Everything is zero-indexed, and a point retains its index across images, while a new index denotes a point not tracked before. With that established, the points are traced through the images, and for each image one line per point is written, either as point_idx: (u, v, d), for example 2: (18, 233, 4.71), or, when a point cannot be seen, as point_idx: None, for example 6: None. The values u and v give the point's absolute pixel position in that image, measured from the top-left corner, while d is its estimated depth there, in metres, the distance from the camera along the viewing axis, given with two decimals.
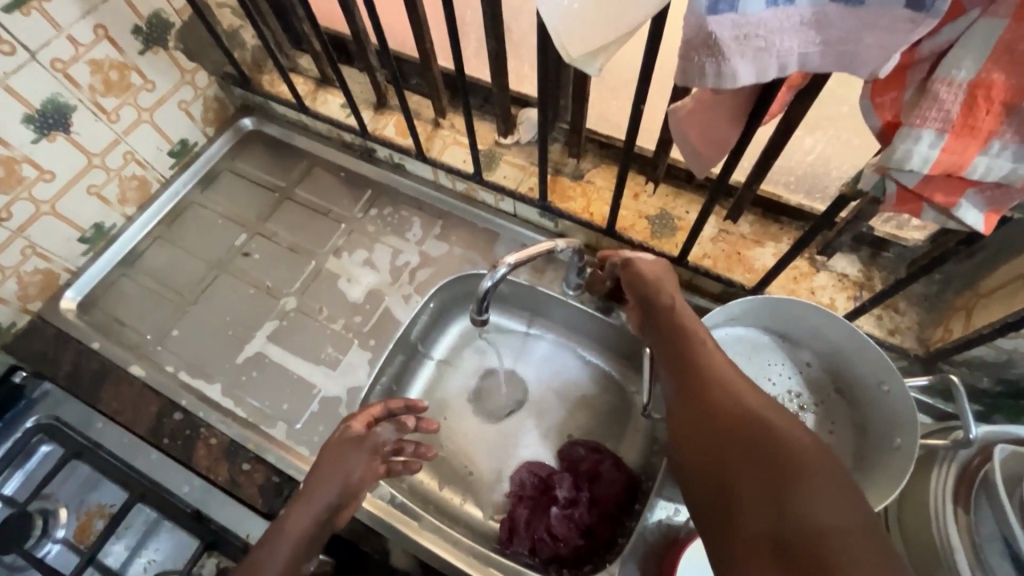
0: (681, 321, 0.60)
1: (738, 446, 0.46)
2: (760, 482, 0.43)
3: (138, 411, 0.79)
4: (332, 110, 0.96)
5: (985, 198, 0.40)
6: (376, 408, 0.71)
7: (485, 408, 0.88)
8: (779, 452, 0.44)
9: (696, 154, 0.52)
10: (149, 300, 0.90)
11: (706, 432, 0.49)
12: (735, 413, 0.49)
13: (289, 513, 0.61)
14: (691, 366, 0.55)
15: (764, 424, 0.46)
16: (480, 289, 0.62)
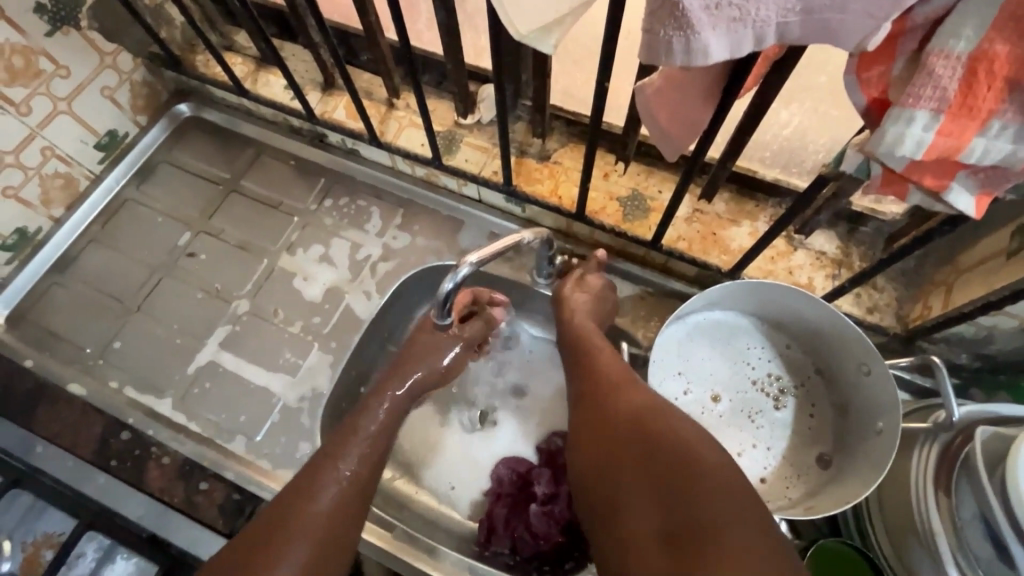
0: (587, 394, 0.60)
1: (627, 464, 0.49)
2: (648, 497, 0.46)
3: (80, 433, 0.73)
4: (276, 92, 0.89)
5: (978, 180, 0.37)
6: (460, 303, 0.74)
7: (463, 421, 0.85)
8: (676, 487, 0.45)
9: (665, 137, 0.48)
10: (86, 310, 0.82)
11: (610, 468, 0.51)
12: (627, 441, 0.51)
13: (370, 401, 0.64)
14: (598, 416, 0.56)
15: (654, 440, 0.49)
16: (441, 292, 0.60)
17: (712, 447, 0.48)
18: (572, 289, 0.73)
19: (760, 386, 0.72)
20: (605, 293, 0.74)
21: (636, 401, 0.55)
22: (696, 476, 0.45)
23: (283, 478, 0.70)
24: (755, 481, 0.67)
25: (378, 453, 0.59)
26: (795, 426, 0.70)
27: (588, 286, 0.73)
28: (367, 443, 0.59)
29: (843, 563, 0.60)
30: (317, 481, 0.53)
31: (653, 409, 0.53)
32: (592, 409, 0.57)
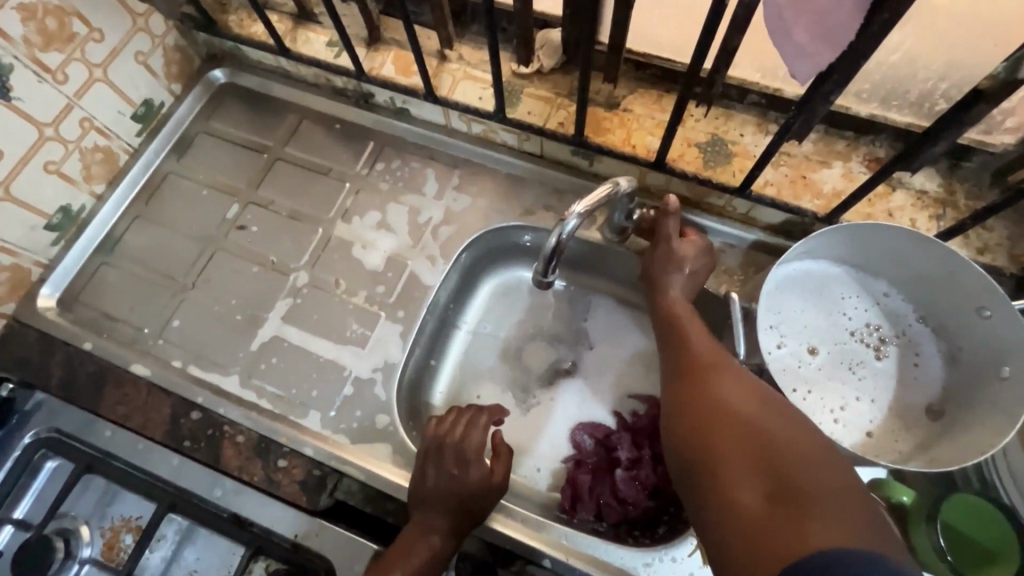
0: (687, 364, 0.58)
1: (722, 436, 0.49)
2: (745, 458, 0.47)
3: (149, 413, 0.71)
4: (318, 51, 0.83)
5: None
6: (475, 434, 0.65)
7: (545, 408, 0.81)
8: (775, 461, 0.45)
9: (799, 54, 0.44)
10: (138, 290, 0.79)
11: (714, 435, 0.50)
12: (729, 413, 0.51)
13: (431, 454, 0.64)
14: (696, 390, 0.55)
15: (752, 416, 0.50)
16: (546, 247, 0.58)
17: (808, 428, 0.49)
18: (664, 268, 0.67)
19: (859, 336, 0.68)
20: (700, 269, 0.67)
21: (739, 384, 0.54)
22: (797, 454, 0.46)
23: (365, 451, 0.68)
24: (862, 434, 0.64)
25: (444, 513, 0.60)
26: (899, 377, 0.66)
27: (680, 260, 0.66)
28: (420, 534, 0.60)
29: (975, 513, 0.55)
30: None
31: (745, 389, 0.53)
32: (688, 380, 0.57)
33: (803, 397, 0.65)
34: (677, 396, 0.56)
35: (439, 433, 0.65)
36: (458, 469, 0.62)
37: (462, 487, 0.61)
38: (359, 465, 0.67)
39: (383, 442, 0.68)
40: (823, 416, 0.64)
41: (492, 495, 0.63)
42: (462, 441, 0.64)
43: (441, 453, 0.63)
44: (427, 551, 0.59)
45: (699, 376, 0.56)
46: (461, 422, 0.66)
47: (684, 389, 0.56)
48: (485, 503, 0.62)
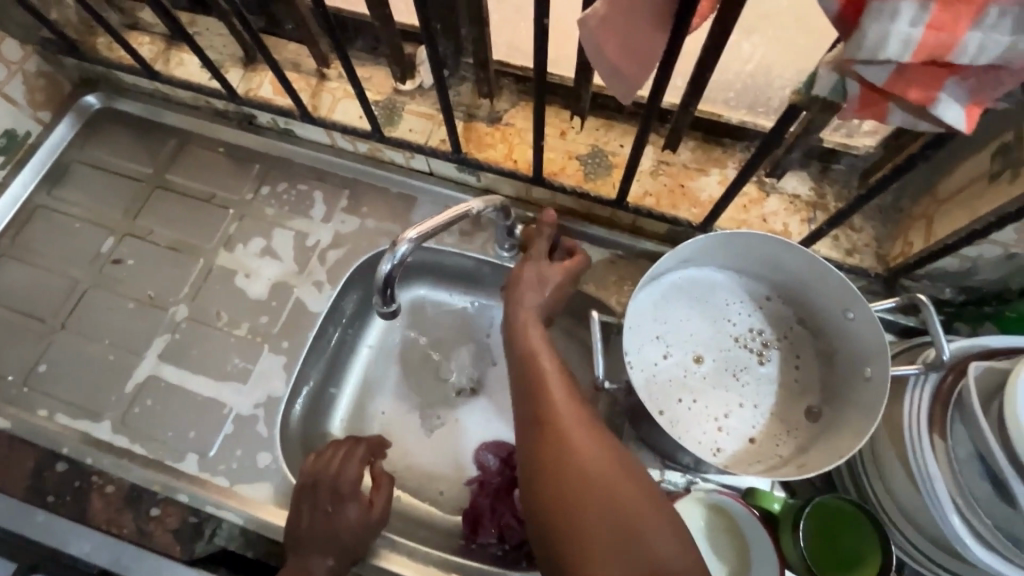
0: (543, 414, 0.52)
1: (571, 500, 0.46)
2: (611, 548, 0.43)
3: (11, 469, 0.66)
4: (192, 72, 0.80)
5: (968, 89, 0.32)
6: (349, 467, 0.63)
7: (448, 430, 0.79)
8: (627, 535, 0.43)
9: (617, 76, 0.43)
10: (2, 335, 0.74)
11: (577, 515, 0.45)
12: (590, 486, 0.46)
13: (305, 489, 0.61)
14: (553, 452, 0.49)
15: (612, 495, 0.45)
16: (381, 273, 0.57)
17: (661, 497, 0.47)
18: (529, 287, 0.63)
19: (742, 341, 0.68)
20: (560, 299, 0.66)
21: (594, 443, 0.49)
22: (655, 537, 0.44)
23: (244, 492, 0.65)
24: (744, 441, 0.64)
25: (320, 552, 0.58)
26: (781, 380, 0.67)
27: (544, 283, 0.64)
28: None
29: (847, 520, 0.55)
30: None
31: (600, 450, 0.48)
32: (544, 436, 0.50)
33: (688, 406, 0.65)
34: (535, 457, 0.50)
35: (313, 463, 0.63)
36: (334, 505, 0.60)
37: (339, 526, 0.59)
38: (237, 508, 0.64)
39: (263, 482, 0.65)
40: (706, 424, 0.64)
41: (372, 530, 0.61)
42: (337, 477, 0.61)
43: (315, 489, 0.61)
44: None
45: (555, 432, 0.50)
46: (338, 459, 0.63)
47: (541, 449, 0.49)
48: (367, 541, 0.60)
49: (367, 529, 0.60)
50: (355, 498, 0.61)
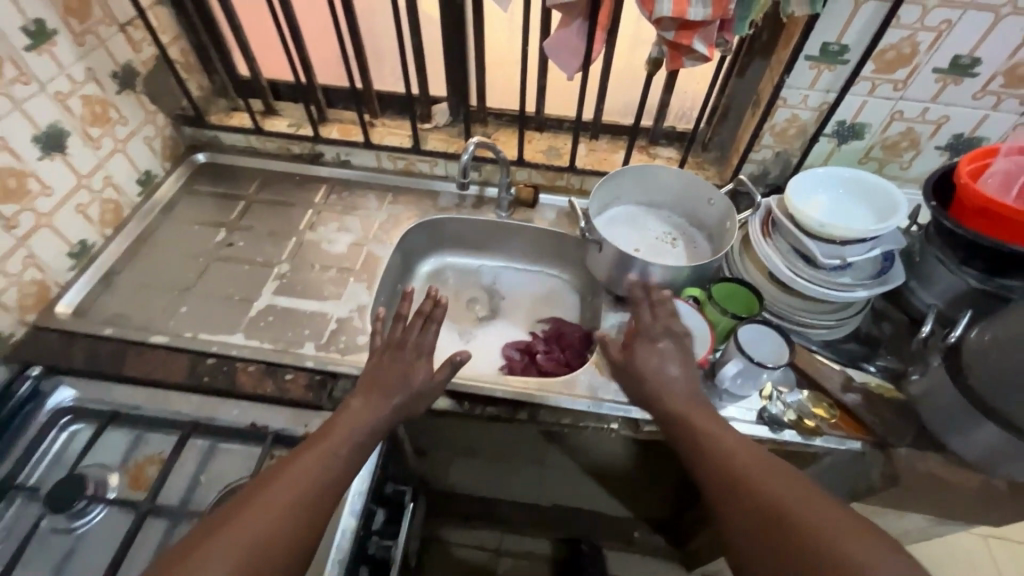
0: (692, 434, 0.73)
1: (726, 483, 0.65)
2: (749, 503, 0.61)
3: (168, 369, 0.87)
4: (281, 129, 1.21)
5: (703, 37, 0.80)
6: (414, 330, 0.84)
7: (479, 338, 1.11)
8: (740, 474, 0.64)
9: (567, 65, 0.91)
10: (145, 295, 0.99)
11: (725, 488, 0.64)
12: (738, 465, 0.65)
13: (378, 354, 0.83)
14: (705, 454, 0.69)
15: (747, 467, 0.64)
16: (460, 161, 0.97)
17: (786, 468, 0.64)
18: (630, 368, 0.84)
19: (659, 237, 1.11)
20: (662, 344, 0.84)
21: (732, 441, 0.69)
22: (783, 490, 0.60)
23: (353, 358, 0.92)
24: None
25: (375, 395, 0.76)
26: (687, 254, 1.08)
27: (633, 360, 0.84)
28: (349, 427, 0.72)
29: (737, 294, 0.94)
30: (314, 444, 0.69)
31: (742, 447, 0.68)
32: (695, 450, 0.71)
33: None
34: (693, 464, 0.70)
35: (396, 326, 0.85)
36: (411, 360, 0.81)
37: (410, 378, 0.80)
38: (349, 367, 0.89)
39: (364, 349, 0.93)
40: None
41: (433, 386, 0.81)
42: (411, 340, 0.83)
43: (391, 348, 0.82)
44: (362, 419, 0.73)
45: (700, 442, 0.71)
46: (417, 322, 0.83)
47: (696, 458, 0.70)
48: (427, 398, 0.81)
49: (431, 383, 0.81)
50: (405, 364, 0.81)
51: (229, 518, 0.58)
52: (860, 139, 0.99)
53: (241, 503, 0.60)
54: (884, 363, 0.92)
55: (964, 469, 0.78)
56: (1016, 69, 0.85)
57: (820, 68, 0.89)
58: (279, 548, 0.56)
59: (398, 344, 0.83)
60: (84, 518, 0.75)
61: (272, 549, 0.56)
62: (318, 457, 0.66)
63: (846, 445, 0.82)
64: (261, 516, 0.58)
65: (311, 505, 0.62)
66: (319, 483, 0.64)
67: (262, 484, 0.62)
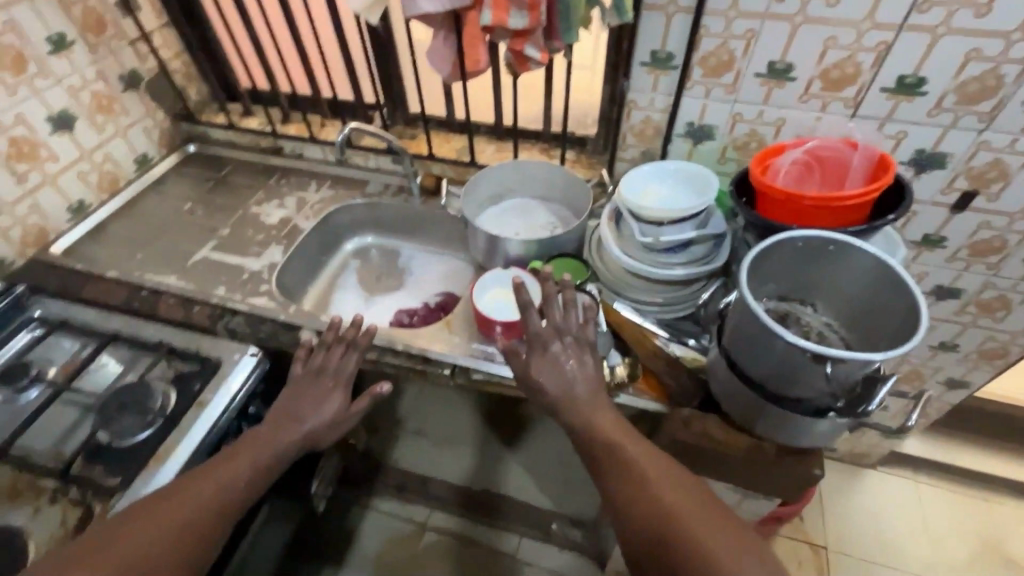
0: (604, 442, 0.74)
1: (637, 495, 0.66)
2: (663, 520, 0.63)
3: (113, 296, 1.12)
4: (253, 126, 1.48)
5: (535, 44, 0.96)
6: (335, 360, 0.94)
7: (377, 304, 1.29)
8: (652, 489, 0.66)
9: (444, 70, 1.10)
10: (118, 244, 1.27)
11: (634, 504, 0.66)
12: (653, 477, 0.68)
13: (298, 381, 0.93)
14: (619, 465, 0.70)
15: (655, 481, 0.67)
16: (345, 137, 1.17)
17: (685, 479, 0.68)
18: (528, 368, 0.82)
19: (540, 225, 1.23)
20: (547, 341, 0.83)
21: (640, 453, 0.72)
22: (690, 510, 0.63)
23: (252, 300, 1.12)
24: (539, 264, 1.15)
25: (289, 422, 0.87)
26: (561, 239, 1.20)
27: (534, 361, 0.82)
28: (271, 442, 0.83)
29: (570, 268, 1.07)
30: (238, 454, 0.80)
31: (652, 459, 0.71)
32: (609, 461, 0.72)
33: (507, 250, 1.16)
34: (604, 474, 0.71)
35: (321, 355, 0.94)
36: (328, 388, 0.92)
37: (327, 407, 0.90)
38: (245, 307, 1.10)
39: (265, 294, 1.14)
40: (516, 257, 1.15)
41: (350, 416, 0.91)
42: (333, 368, 0.93)
43: (313, 380, 0.92)
44: (275, 440, 0.83)
45: (610, 452, 0.72)
46: (336, 350, 0.94)
47: (610, 470, 0.71)
48: (341, 425, 0.91)
49: (343, 416, 0.91)
50: (322, 397, 0.90)
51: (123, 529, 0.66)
52: (712, 140, 1.08)
53: (151, 506, 0.70)
54: (704, 341, 0.98)
55: (735, 431, 0.83)
56: (827, 73, 0.92)
57: (655, 73, 1.02)
58: (159, 559, 0.64)
59: (316, 371, 0.93)
60: (24, 394, 0.99)
61: (198, 534, 0.69)
62: (235, 467, 0.78)
63: (644, 403, 0.91)
64: (156, 527, 0.67)
65: (212, 522, 0.71)
66: (232, 497, 0.74)
67: (163, 497, 0.71)
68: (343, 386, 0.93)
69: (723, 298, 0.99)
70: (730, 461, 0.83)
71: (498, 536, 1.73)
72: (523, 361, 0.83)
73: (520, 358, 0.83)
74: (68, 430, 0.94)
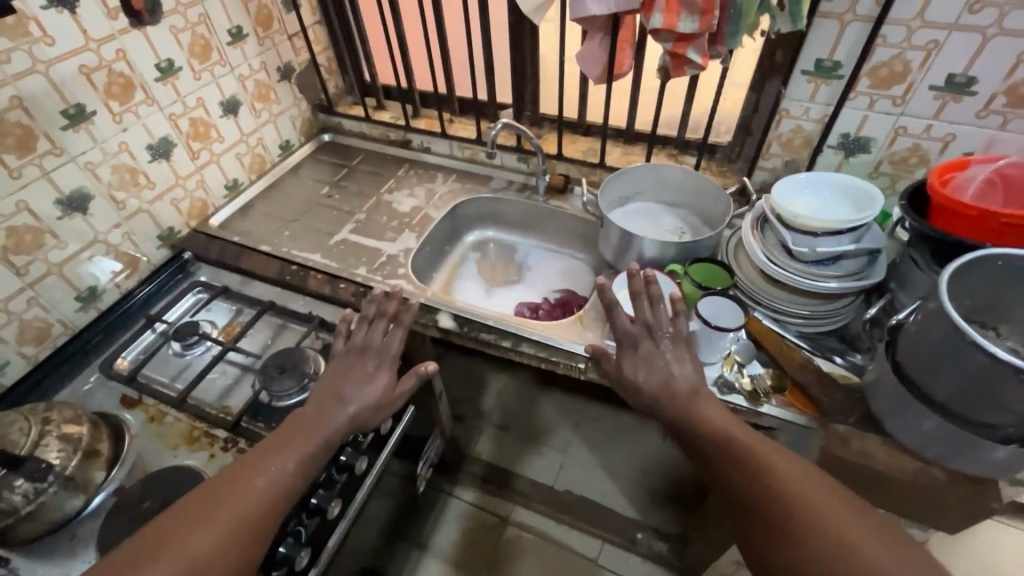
0: (728, 457, 0.64)
1: (772, 514, 0.57)
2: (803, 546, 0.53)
3: (267, 268, 1.21)
4: (385, 118, 1.56)
5: (697, 48, 0.96)
6: (376, 335, 0.87)
7: (499, 297, 1.35)
8: (792, 503, 0.56)
9: (591, 71, 1.12)
10: (266, 221, 1.37)
11: (768, 526, 0.56)
12: (787, 489, 0.57)
13: (341, 357, 0.86)
14: (746, 483, 0.61)
15: (793, 492, 0.57)
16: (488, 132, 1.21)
17: (832, 496, 0.56)
18: (632, 373, 0.79)
19: (668, 230, 1.23)
20: (645, 345, 0.80)
21: (776, 461, 0.61)
22: (838, 532, 0.52)
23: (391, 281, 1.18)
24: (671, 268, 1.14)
25: (330, 400, 0.79)
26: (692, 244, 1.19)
27: (635, 366, 0.79)
28: (310, 420, 0.76)
29: (710, 274, 1.06)
30: (283, 441, 0.72)
31: (790, 470, 0.60)
32: (736, 481, 0.62)
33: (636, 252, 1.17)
34: (731, 493, 0.62)
35: (361, 329, 0.88)
36: (371, 368, 0.84)
37: (369, 389, 0.82)
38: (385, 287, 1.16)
39: (402, 277, 1.20)
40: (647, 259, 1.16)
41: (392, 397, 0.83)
42: (376, 347, 0.86)
43: (355, 358, 0.85)
44: (319, 422, 0.76)
45: (735, 470, 0.63)
46: (378, 328, 0.88)
47: (736, 489, 0.61)
48: (385, 408, 0.83)
49: (386, 399, 0.83)
50: (366, 375, 0.83)
51: (175, 529, 0.60)
52: (867, 152, 1.05)
53: (195, 501, 0.64)
54: (854, 358, 0.94)
55: (898, 452, 0.81)
56: (1016, 88, 0.87)
57: (816, 82, 1.01)
58: (220, 563, 0.59)
59: (360, 348, 0.86)
60: (192, 350, 1.08)
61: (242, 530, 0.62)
62: (281, 452, 0.71)
63: (793, 417, 0.88)
64: (215, 525, 0.61)
65: (258, 520, 0.64)
66: (277, 490, 0.67)
67: (216, 490, 0.65)
68: (388, 363, 0.86)
69: (884, 318, 0.96)
70: (891, 483, 0.81)
71: (579, 538, 1.68)
72: (618, 368, 0.81)
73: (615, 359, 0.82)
74: (230, 388, 1.02)
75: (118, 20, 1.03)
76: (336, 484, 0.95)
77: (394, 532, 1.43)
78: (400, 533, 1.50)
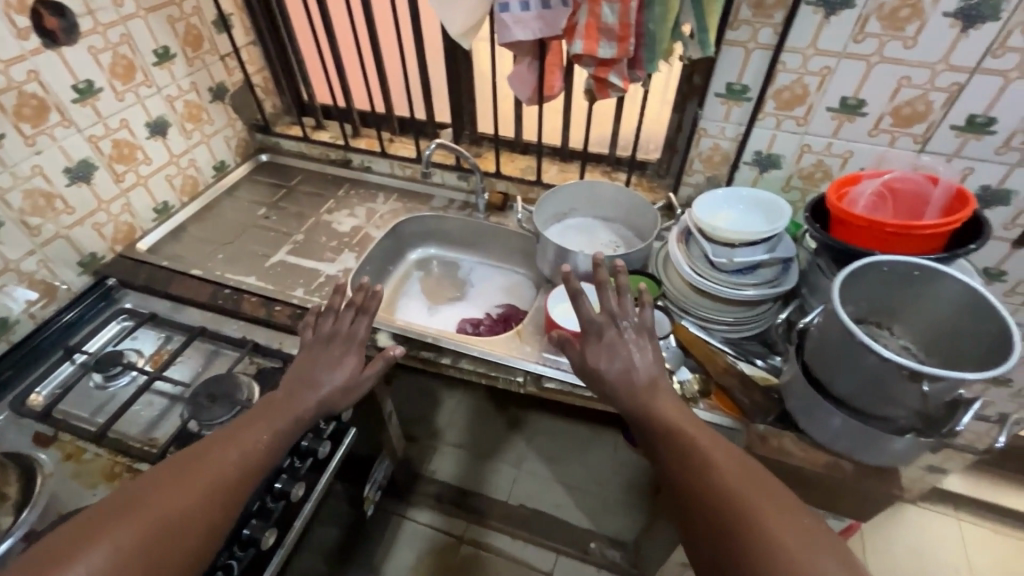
0: (677, 435, 0.67)
1: (708, 487, 0.60)
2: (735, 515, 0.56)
3: (197, 292, 1.17)
4: (324, 139, 1.55)
5: (618, 72, 1.01)
6: (342, 321, 0.85)
7: (441, 314, 1.35)
8: (727, 477, 0.59)
9: (521, 93, 1.16)
10: (199, 245, 1.33)
11: (706, 497, 0.59)
12: (725, 466, 0.61)
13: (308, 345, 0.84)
14: (690, 457, 0.64)
15: (731, 469, 0.61)
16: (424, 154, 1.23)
17: (765, 476, 0.60)
18: (594, 359, 0.79)
19: (602, 244, 1.27)
20: (607, 333, 0.80)
21: (717, 442, 0.65)
22: (767, 504, 0.56)
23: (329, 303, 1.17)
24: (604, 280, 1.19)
25: (301, 385, 0.78)
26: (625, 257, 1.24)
27: (597, 354, 0.79)
28: (280, 404, 0.75)
29: (640, 285, 1.10)
30: (254, 420, 0.71)
31: (729, 451, 0.64)
32: (681, 457, 0.65)
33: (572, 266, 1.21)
34: (674, 467, 0.65)
35: (326, 316, 0.85)
36: (339, 354, 0.82)
37: (338, 373, 0.81)
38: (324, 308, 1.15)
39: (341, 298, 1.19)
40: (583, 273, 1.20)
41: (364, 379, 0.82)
42: (342, 332, 0.84)
43: (322, 343, 0.83)
44: (292, 407, 0.75)
45: (681, 448, 0.66)
46: (345, 316, 0.85)
47: (678, 464, 0.65)
48: (356, 392, 0.82)
49: (358, 380, 0.82)
50: (333, 360, 0.82)
51: (137, 499, 0.57)
52: (778, 168, 1.13)
53: (162, 473, 0.61)
54: (772, 360, 1.01)
55: (813, 448, 0.86)
56: (899, 109, 0.97)
57: (729, 104, 1.08)
58: (184, 531, 0.56)
59: (327, 335, 0.84)
60: (115, 381, 1.03)
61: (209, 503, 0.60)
62: (254, 430, 0.69)
63: (718, 419, 0.93)
64: (180, 489, 0.59)
65: (229, 491, 0.62)
66: (249, 464, 0.66)
67: (186, 462, 0.63)
68: (357, 348, 0.84)
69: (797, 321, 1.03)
70: (808, 477, 0.86)
71: (532, 551, 1.68)
72: (580, 356, 0.81)
73: (576, 350, 0.82)
74: (156, 419, 0.98)
75: (30, 40, 1.00)
76: (271, 513, 0.92)
77: (342, 559, 1.39)
78: (349, 560, 1.45)
